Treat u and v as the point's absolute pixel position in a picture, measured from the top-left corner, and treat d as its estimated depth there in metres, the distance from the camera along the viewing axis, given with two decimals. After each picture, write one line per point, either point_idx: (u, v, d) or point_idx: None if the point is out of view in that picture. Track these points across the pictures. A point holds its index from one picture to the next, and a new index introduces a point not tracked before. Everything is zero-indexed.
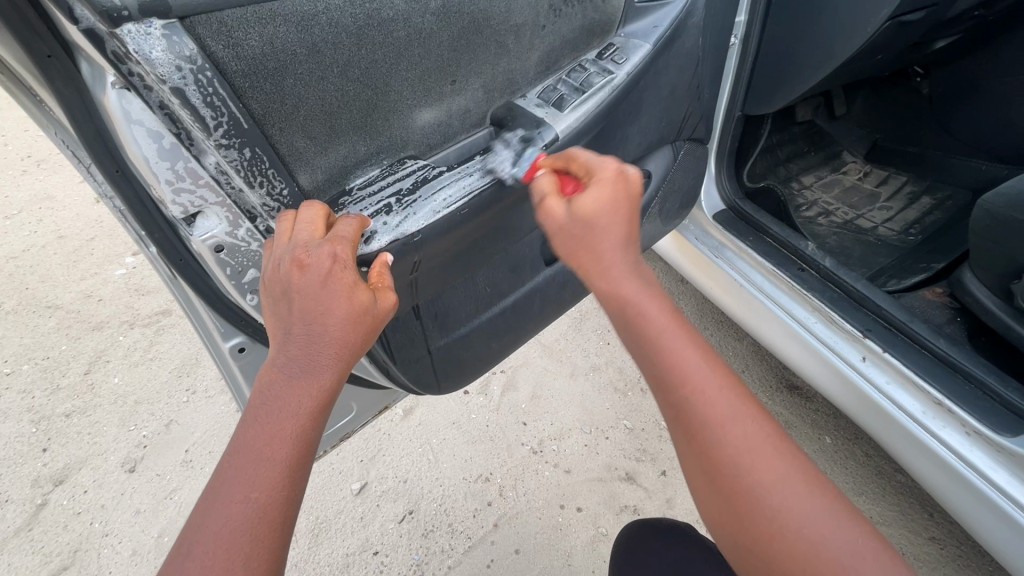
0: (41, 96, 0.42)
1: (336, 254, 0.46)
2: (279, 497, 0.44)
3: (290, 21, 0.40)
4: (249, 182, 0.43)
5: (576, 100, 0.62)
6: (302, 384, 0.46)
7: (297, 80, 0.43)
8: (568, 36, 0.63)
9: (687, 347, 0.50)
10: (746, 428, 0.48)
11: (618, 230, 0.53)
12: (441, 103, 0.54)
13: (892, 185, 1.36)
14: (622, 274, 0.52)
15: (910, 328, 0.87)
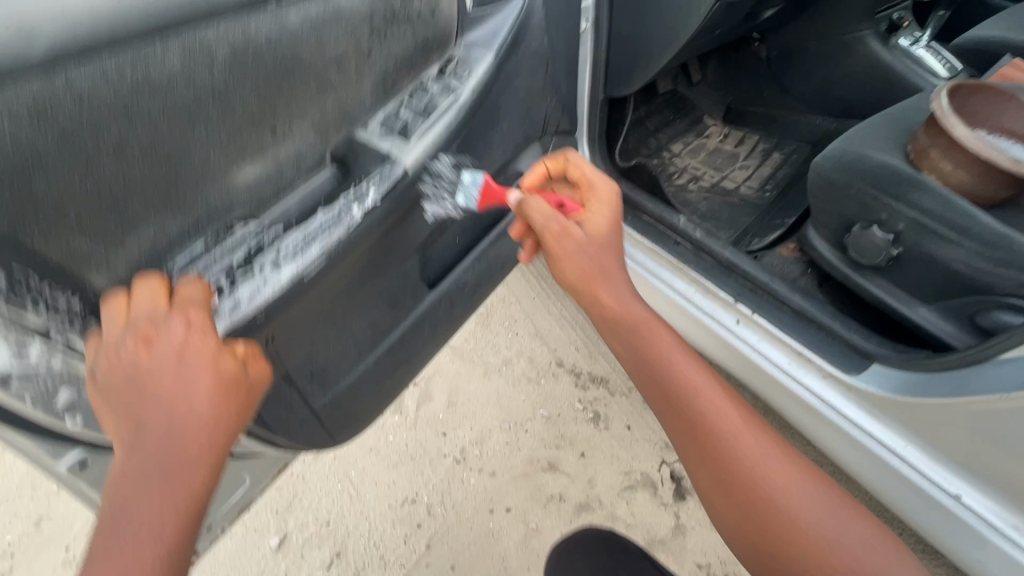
0: None
1: (189, 321, 0.41)
2: None
3: (20, 116, 0.33)
4: (18, 307, 0.36)
5: (423, 126, 0.58)
6: (168, 489, 0.39)
7: (53, 181, 0.35)
8: (402, 55, 0.58)
9: (691, 371, 0.63)
10: (737, 430, 0.60)
11: (616, 257, 0.66)
12: (262, 156, 0.48)
13: (748, 144, 1.46)
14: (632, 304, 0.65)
15: (772, 287, 0.95)
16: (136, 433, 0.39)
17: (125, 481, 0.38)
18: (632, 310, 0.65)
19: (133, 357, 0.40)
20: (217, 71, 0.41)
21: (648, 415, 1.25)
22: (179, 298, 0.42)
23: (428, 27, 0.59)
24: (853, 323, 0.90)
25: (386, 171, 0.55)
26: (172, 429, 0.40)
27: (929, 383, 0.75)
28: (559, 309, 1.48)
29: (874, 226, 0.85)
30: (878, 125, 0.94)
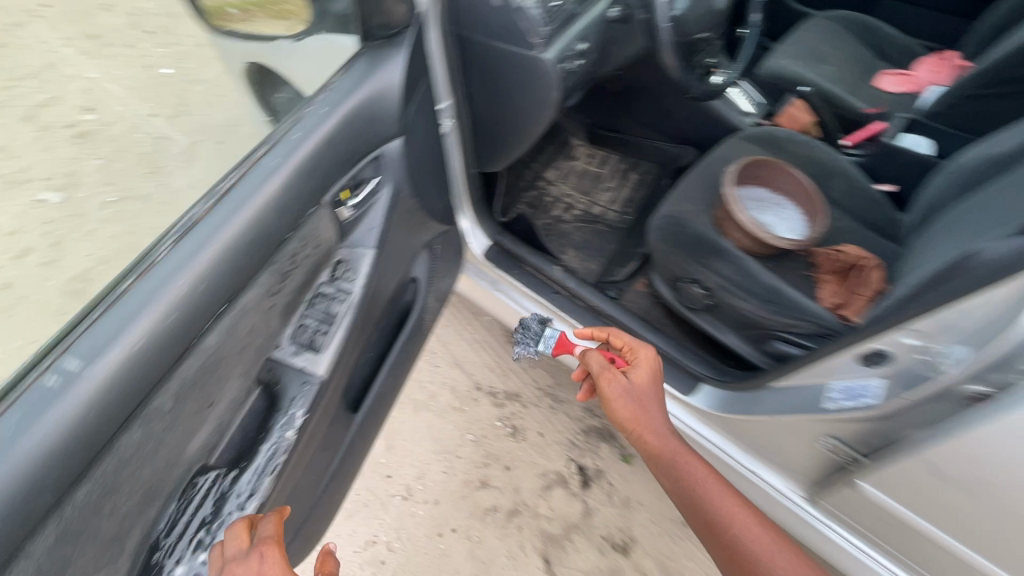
0: None
1: (264, 552, 0.52)
2: None
3: (49, 536, 0.43)
4: None
5: (328, 336, 0.72)
6: None
7: (79, 553, 0.46)
8: (302, 280, 0.69)
9: (726, 497, 0.79)
10: (771, 554, 0.73)
11: (657, 407, 0.89)
12: (206, 423, 0.59)
13: (609, 164, 1.67)
14: (670, 443, 0.84)
15: (629, 327, 1.23)
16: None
17: None
18: (671, 446, 0.84)
19: None
20: (173, 412, 0.53)
21: (554, 420, 1.53)
22: (260, 537, 0.54)
23: (318, 255, 0.70)
24: (687, 350, 1.19)
25: (302, 390, 0.69)
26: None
27: (733, 401, 1.07)
28: (471, 336, 1.69)
29: (692, 283, 1.12)
30: (690, 191, 1.19)
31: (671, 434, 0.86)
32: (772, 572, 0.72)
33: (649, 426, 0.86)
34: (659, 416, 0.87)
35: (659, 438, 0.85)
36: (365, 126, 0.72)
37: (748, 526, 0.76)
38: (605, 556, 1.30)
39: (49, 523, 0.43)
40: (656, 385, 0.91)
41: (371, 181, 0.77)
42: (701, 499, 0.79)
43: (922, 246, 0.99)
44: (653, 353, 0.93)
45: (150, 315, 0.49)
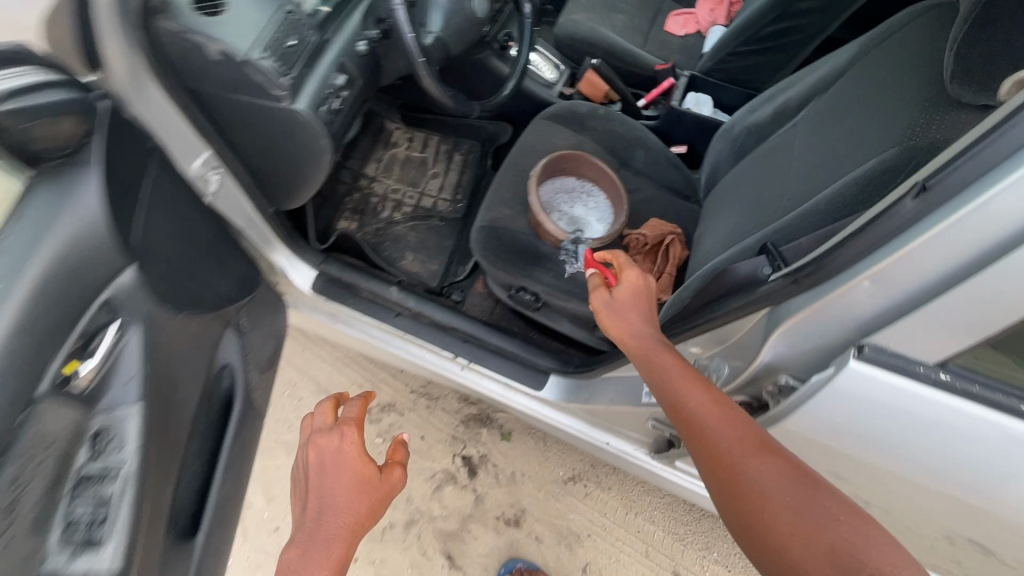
0: None
1: (343, 428, 0.88)
2: (340, 549, 0.77)
3: None
4: None
5: (109, 526, 0.63)
6: (342, 500, 0.80)
7: None
8: (49, 479, 0.57)
9: (688, 380, 0.75)
10: (720, 428, 0.70)
11: (640, 315, 0.87)
12: None
13: (431, 147, 1.58)
14: (645, 346, 0.82)
15: (475, 335, 1.24)
16: (316, 495, 0.81)
17: (316, 502, 0.81)
18: (648, 345, 0.81)
19: (318, 448, 0.86)
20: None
21: (433, 419, 1.57)
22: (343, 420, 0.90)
23: (60, 444, 0.58)
24: (533, 345, 1.24)
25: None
26: (334, 492, 0.81)
27: (576, 389, 1.16)
28: (331, 354, 1.63)
29: (522, 291, 1.12)
30: (502, 193, 1.17)
31: (653, 337, 0.83)
32: (717, 440, 0.69)
33: (626, 329, 0.85)
34: (638, 321, 0.85)
35: (636, 340, 0.83)
36: (66, 285, 0.59)
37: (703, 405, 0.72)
38: (500, 533, 1.43)
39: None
40: (640, 300, 0.88)
41: (110, 335, 0.65)
42: (667, 384, 0.76)
43: (703, 235, 1.10)
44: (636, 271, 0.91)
45: None
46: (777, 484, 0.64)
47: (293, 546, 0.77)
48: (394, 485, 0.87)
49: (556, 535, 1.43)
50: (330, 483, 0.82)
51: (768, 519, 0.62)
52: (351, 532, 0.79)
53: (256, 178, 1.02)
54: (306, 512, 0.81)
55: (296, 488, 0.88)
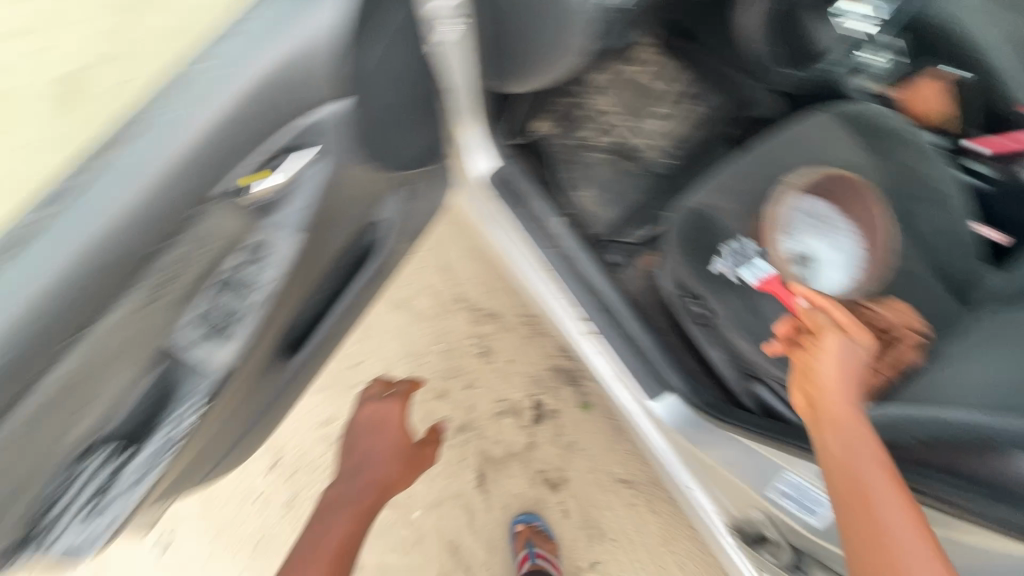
0: None
1: (394, 404, 1.11)
2: (358, 517, 0.95)
3: None
4: (39, 546, 0.62)
5: (235, 329, 0.67)
6: (366, 484, 0.98)
7: None
8: (199, 275, 0.59)
9: (879, 468, 0.65)
10: (896, 525, 0.61)
11: (852, 381, 0.73)
12: (92, 403, 0.56)
13: (673, 84, 1.37)
14: (840, 400, 0.71)
15: (615, 310, 1.12)
16: (360, 452, 1.03)
17: (349, 478, 0.99)
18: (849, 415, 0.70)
19: (368, 413, 1.09)
20: (18, 445, 0.50)
21: (526, 350, 1.54)
22: (394, 393, 1.15)
23: (215, 243, 0.58)
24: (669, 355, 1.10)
25: (206, 359, 0.66)
26: (379, 449, 1.04)
27: (693, 424, 1.02)
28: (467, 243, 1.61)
29: (694, 300, 0.99)
30: (740, 182, 0.97)
31: (855, 410, 0.70)
32: (889, 536, 0.61)
33: (827, 392, 0.72)
34: (849, 390, 0.72)
35: (835, 393, 0.71)
36: (266, 96, 0.54)
37: (889, 494, 0.63)
38: (534, 486, 1.42)
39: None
40: (856, 371, 0.74)
41: (300, 153, 0.61)
42: (852, 459, 0.66)
43: (967, 357, 0.83)
44: (865, 347, 0.76)
45: None
46: None
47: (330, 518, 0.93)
48: (426, 456, 1.16)
49: (581, 519, 1.40)
50: (376, 440, 1.05)
51: None
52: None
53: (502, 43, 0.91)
54: (338, 488, 0.98)
55: (345, 440, 1.10)
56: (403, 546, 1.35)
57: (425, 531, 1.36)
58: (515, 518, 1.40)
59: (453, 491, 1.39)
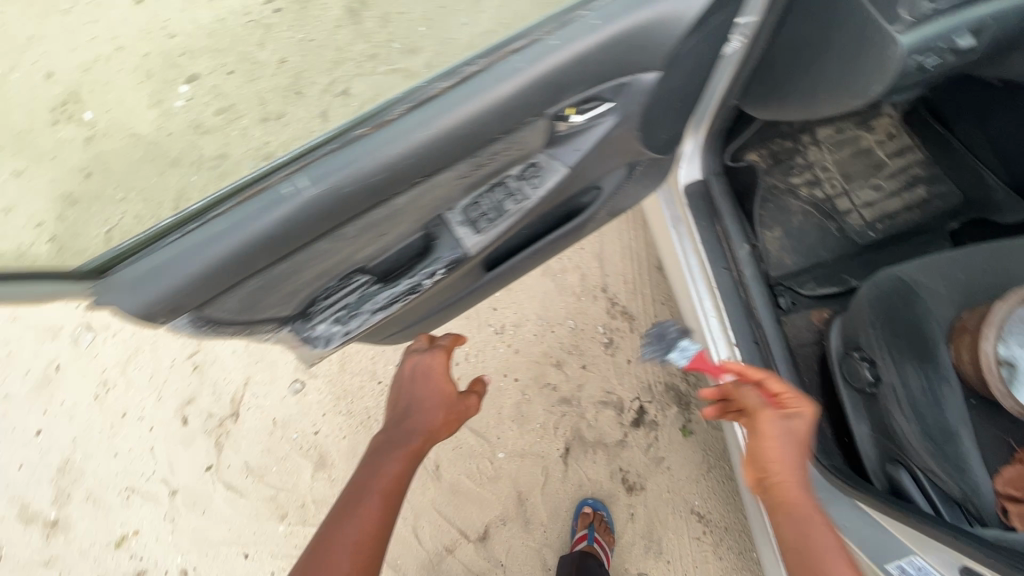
0: (105, 280, 0.57)
1: (440, 355, 1.08)
2: (399, 468, 0.94)
3: (269, 268, 0.62)
4: (306, 326, 0.79)
5: (491, 224, 0.80)
6: (406, 440, 0.97)
7: (289, 275, 0.65)
8: (496, 169, 0.74)
9: (829, 550, 0.74)
10: None
11: (794, 459, 0.79)
12: (390, 230, 0.72)
13: (905, 159, 1.34)
14: (796, 485, 0.78)
15: (769, 347, 1.14)
16: (405, 401, 1.03)
17: (393, 431, 0.99)
18: (802, 498, 0.77)
19: (416, 363, 1.08)
20: (355, 237, 0.66)
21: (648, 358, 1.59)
22: (438, 348, 1.10)
23: (521, 150, 0.72)
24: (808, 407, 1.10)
25: (461, 241, 0.80)
26: (425, 397, 1.03)
27: (811, 481, 1.01)
28: (626, 243, 1.70)
29: (865, 363, 0.98)
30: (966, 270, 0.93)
31: (805, 489, 0.78)
32: None
33: (783, 479, 0.78)
34: (797, 471, 0.78)
35: (791, 478, 0.78)
36: (622, 47, 0.65)
37: (839, 573, 0.72)
38: (611, 480, 1.48)
39: (248, 284, 0.62)
40: (800, 444, 0.80)
41: (605, 103, 0.72)
42: (808, 543, 0.75)
43: None
44: (797, 417, 0.81)
45: (363, 163, 0.59)
46: None
47: (377, 462, 0.94)
48: (471, 407, 1.11)
49: (644, 528, 1.44)
50: (421, 388, 1.04)
51: None
52: (363, 553, 0.85)
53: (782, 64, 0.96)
54: (382, 438, 0.99)
55: (393, 386, 1.12)
56: (479, 478, 1.47)
57: (503, 473, 1.48)
58: (584, 500, 1.46)
59: (538, 450, 1.49)
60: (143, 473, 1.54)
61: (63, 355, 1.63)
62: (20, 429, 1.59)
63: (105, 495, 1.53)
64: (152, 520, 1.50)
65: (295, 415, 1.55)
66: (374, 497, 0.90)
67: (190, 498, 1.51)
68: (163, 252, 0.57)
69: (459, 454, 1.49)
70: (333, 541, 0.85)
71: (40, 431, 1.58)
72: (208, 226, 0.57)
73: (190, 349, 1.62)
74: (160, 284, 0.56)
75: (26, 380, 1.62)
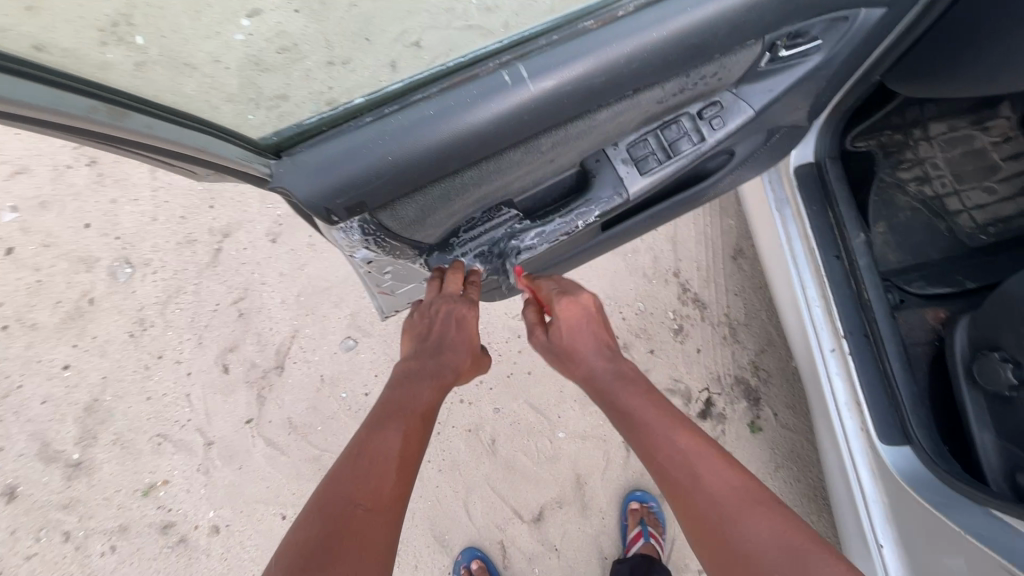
0: (281, 159, 0.50)
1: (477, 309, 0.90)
2: (428, 408, 0.84)
3: (449, 172, 0.56)
4: (446, 258, 0.77)
5: (660, 167, 0.74)
6: (434, 381, 0.86)
7: (460, 186, 0.60)
8: (684, 100, 0.68)
9: (648, 405, 0.80)
10: (666, 438, 0.76)
11: (591, 341, 0.88)
12: (563, 156, 0.65)
13: (1018, 164, 1.29)
14: (591, 357, 0.86)
15: (883, 343, 1.07)
16: (431, 343, 0.89)
17: (414, 370, 0.87)
18: (597, 378, 0.85)
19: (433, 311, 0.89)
20: (543, 152, 0.61)
21: (718, 348, 1.52)
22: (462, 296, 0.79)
23: (711, 86, 0.67)
24: (922, 410, 1.03)
25: (629, 183, 0.75)
26: (455, 345, 0.90)
27: (930, 486, 0.96)
28: (703, 227, 1.62)
29: (1005, 365, 0.92)
30: None
31: (601, 364, 0.86)
32: (660, 456, 0.74)
33: (581, 364, 0.87)
34: (593, 355, 0.87)
35: (584, 352, 0.87)
36: None
37: (652, 414, 0.79)
38: None
39: (432, 187, 0.58)
40: (596, 326, 0.90)
41: (813, 40, 0.66)
42: (619, 414, 0.81)
43: None
44: (565, 296, 0.88)
45: (590, 62, 0.52)
46: (718, 484, 0.70)
47: (404, 395, 0.84)
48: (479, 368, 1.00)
49: None
50: (453, 336, 0.89)
51: (706, 523, 0.68)
52: (406, 471, 0.75)
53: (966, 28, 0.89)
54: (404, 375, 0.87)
55: (409, 331, 0.93)
56: (537, 457, 1.40)
57: (562, 454, 1.40)
58: (631, 493, 1.39)
59: (600, 433, 1.41)
60: (177, 420, 1.44)
61: (99, 288, 1.52)
62: (45, 363, 1.48)
63: (135, 440, 1.43)
64: (185, 471, 1.41)
65: (343, 373, 1.46)
66: (412, 420, 0.81)
67: (227, 451, 1.42)
68: (350, 136, 0.50)
69: (516, 429, 1.42)
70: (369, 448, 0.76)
71: (68, 366, 1.48)
72: (414, 109, 0.51)
73: (235, 295, 1.51)
74: (346, 170, 0.50)
75: (56, 312, 1.51)
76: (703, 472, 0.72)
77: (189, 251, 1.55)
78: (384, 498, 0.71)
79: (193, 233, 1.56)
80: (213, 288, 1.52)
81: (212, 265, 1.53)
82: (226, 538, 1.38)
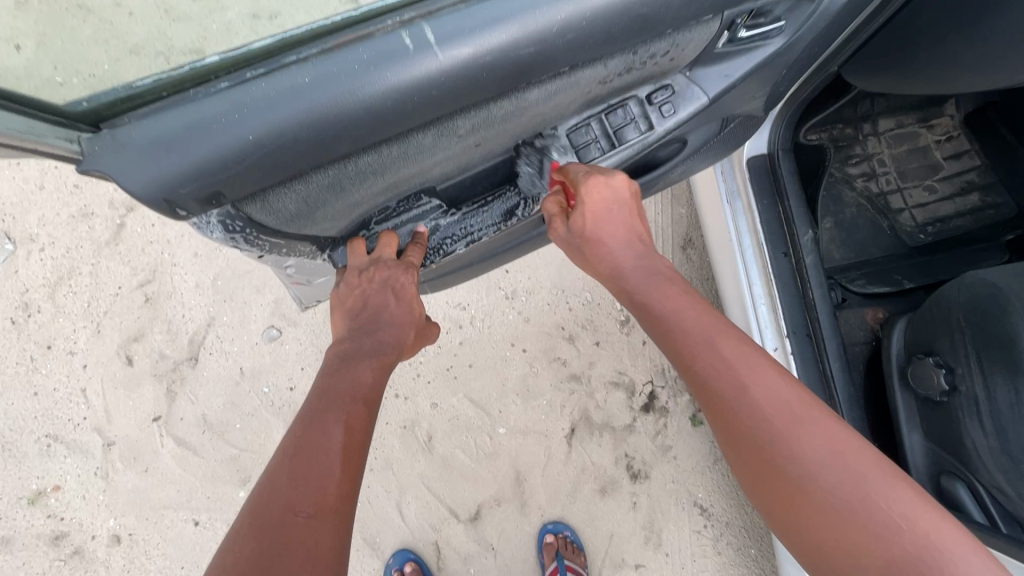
0: (93, 138, 0.41)
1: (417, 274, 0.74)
2: (371, 392, 0.72)
3: (332, 160, 0.48)
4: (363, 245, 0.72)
5: (603, 159, 0.69)
6: (376, 358, 0.74)
7: (352, 175, 0.52)
8: (630, 82, 0.60)
9: (674, 303, 0.69)
10: (703, 336, 0.65)
11: (621, 231, 0.73)
12: (483, 143, 0.57)
13: (959, 163, 1.30)
14: (622, 255, 0.72)
15: (824, 344, 1.05)
16: (369, 315, 0.75)
17: (349, 349, 0.74)
18: (620, 275, 0.72)
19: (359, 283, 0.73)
20: (462, 137, 0.53)
21: None
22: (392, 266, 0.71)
23: (660, 67, 0.59)
24: (858, 412, 1.03)
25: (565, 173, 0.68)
26: (393, 317, 0.76)
27: None
28: (654, 215, 1.56)
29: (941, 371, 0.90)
30: None
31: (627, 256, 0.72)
32: (693, 349, 0.65)
33: (609, 262, 0.72)
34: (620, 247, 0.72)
35: (613, 246, 0.72)
36: None
37: (681, 311, 0.68)
38: (616, 466, 1.37)
39: (315, 177, 0.49)
40: (631, 214, 0.72)
41: (777, 21, 0.60)
42: (644, 312, 0.70)
43: None
44: (596, 175, 0.66)
45: (513, 30, 0.43)
46: (760, 387, 0.61)
47: (342, 380, 0.71)
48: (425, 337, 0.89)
49: (645, 517, 1.36)
50: (390, 306, 0.75)
51: (744, 427, 0.59)
52: (353, 466, 0.65)
53: (919, 27, 0.86)
54: (340, 356, 0.74)
55: (337, 304, 0.77)
56: (475, 454, 1.33)
57: (502, 450, 1.34)
58: (544, 525, 1.33)
59: (543, 428, 1.36)
60: (71, 420, 1.28)
61: None
62: None
63: (20, 442, 1.27)
64: (80, 475, 1.26)
65: (266, 365, 1.33)
66: (354, 406, 0.69)
67: (130, 452, 1.28)
68: (189, 114, 0.41)
69: (455, 426, 1.34)
70: (305, 447, 0.64)
71: None
72: (283, 75, 0.42)
73: (141, 278, 1.34)
74: (191, 156, 0.41)
75: None
76: (744, 373, 0.62)
77: (85, 226, 1.35)
78: (328, 498, 0.61)
79: (89, 206, 1.36)
80: (115, 270, 1.34)
81: (113, 243, 1.35)
82: (129, 548, 1.25)
